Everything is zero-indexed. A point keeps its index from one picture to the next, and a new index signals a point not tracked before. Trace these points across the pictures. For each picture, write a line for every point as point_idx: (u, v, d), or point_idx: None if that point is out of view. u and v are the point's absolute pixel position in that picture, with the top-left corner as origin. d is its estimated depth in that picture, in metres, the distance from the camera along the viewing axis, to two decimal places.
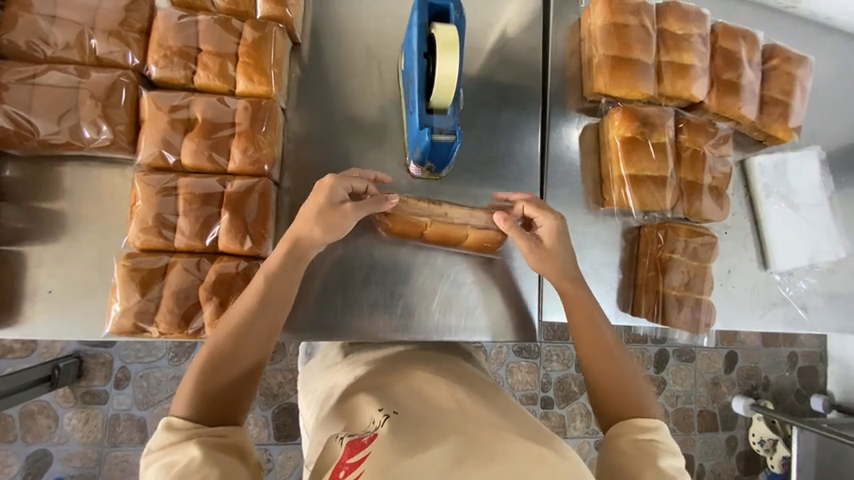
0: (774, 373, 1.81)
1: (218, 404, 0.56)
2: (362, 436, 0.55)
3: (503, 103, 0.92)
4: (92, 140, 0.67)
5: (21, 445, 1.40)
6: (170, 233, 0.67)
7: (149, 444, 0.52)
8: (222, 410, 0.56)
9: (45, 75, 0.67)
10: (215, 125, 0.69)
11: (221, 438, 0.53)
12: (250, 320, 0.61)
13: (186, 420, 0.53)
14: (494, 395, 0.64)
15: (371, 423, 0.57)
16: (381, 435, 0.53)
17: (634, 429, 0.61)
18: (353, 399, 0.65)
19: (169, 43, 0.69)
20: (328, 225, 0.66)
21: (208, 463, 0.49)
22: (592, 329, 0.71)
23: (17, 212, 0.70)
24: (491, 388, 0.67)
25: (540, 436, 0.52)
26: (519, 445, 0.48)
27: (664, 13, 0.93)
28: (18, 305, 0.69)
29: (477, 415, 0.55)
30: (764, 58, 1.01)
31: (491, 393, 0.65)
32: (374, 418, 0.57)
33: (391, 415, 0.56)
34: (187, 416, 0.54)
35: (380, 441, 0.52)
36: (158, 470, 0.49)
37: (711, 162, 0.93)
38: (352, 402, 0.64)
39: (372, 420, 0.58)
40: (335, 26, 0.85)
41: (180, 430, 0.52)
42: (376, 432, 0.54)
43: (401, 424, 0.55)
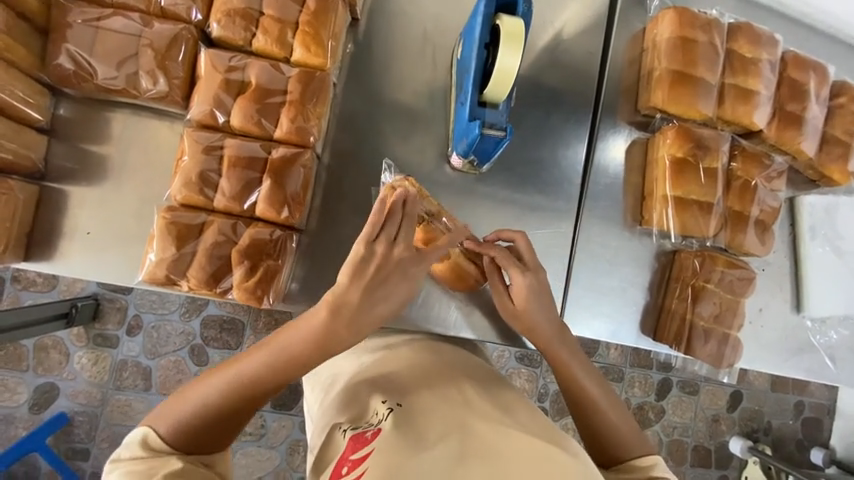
0: (778, 419, 1.76)
1: (201, 440, 0.52)
2: (366, 430, 0.55)
3: (553, 105, 0.90)
4: (148, 89, 0.68)
5: (33, 376, 1.45)
6: (211, 192, 0.68)
7: (122, 450, 0.50)
8: (206, 439, 0.53)
9: (110, 20, 0.68)
10: (267, 91, 0.69)
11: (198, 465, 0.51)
12: (268, 376, 0.54)
13: (163, 442, 0.50)
14: (498, 389, 0.63)
15: (374, 416, 0.57)
16: (384, 432, 0.53)
17: (638, 470, 0.62)
18: (356, 386, 0.64)
19: (234, 3, 0.69)
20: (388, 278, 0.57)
21: None
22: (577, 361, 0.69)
23: (65, 150, 0.72)
24: (496, 381, 0.66)
25: (549, 434, 0.51)
26: (524, 446, 0.47)
27: (735, 33, 0.89)
28: (56, 241, 0.71)
29: (480, 412, 0.54)
30: (832, 94, 0.95)
31: (494, 386, 0.64)
32: (377, 410, 0.57)
33: (395, 409, 0.56)
34: (166, 439, 0.51)
35: (385, 437, 0.52)
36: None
37: (761, 195, 0.89)
38: (356, 392, 0.63)
39: (376, 411, 0.58)
40: (395, 6, 0.84)
41: (158, 450, 0.50)
42: (380, 428, 0.54)
43: (407, 419, 0.55)
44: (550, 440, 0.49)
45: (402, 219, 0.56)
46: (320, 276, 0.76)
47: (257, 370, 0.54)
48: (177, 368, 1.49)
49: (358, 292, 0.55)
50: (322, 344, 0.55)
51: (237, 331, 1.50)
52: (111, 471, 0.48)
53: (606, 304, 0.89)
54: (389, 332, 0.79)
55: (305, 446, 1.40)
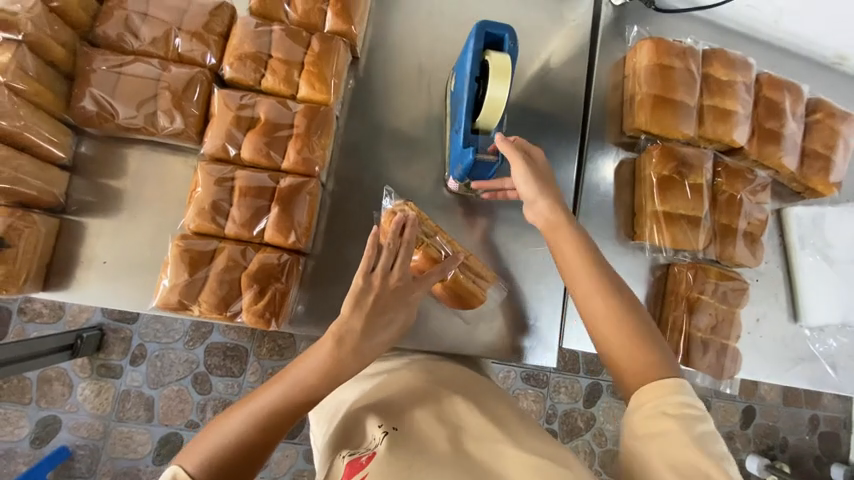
0: (793, 435, 1.72)
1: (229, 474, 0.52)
2: (361, 455, 0.57)
3: (543, 130, 0.95)
4: (165, 127, 0.73)
5: (35, 409, 1.45)
6: (223, 220, 0.72)
7: None
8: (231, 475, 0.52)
9: (132, 65, 0.74)
10: (275, 125, 0.74)
11: None
12: (288, 405, 0.56)
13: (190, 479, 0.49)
14: (496, 406, 0.67)
15: (371, 441, 0.59)
16: (378, 456, 0.55)
17: (659, 396, 0.53)
18: (357, 414, 0.65)
19: (245, 48, 0.75)
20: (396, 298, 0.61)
21: None
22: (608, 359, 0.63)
23: (84, 185, 0.76)
24: (496, 399, 0.69)
25: (552, 453, 0.57)
26: (516, 461, 0.55)
27: (709, 59, 0.95)
28: (73, 272, 0.74)
29: (475, 433, 0.59)
30: (808, 111, 1.01)
31: (488, 402, 0.68)
32: (374, 435, 0.59)
33: (390, 433, 0.58)
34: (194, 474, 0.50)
35: (379, 461, 0.54)
36: None
37: (747, 208, 0.93)
38: (356, 420, 0.65)
39: (372, 436, 0.60)
40: (392, 45, 0.90)
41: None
42: (375, 452, 0.56)
43: (402, 444, 0.57)
44: (540, 452, 0.56)
45: (401, 249, 0.60)
46: (325, 298, 0.79)
47: (276, 400, 0.56)
48: (180, 398, 1.49)
49: (359, 325, 0.58)
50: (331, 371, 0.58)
51: (241, 358, 1.51)
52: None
53: None
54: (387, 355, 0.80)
55: (310, 474, 1.38)
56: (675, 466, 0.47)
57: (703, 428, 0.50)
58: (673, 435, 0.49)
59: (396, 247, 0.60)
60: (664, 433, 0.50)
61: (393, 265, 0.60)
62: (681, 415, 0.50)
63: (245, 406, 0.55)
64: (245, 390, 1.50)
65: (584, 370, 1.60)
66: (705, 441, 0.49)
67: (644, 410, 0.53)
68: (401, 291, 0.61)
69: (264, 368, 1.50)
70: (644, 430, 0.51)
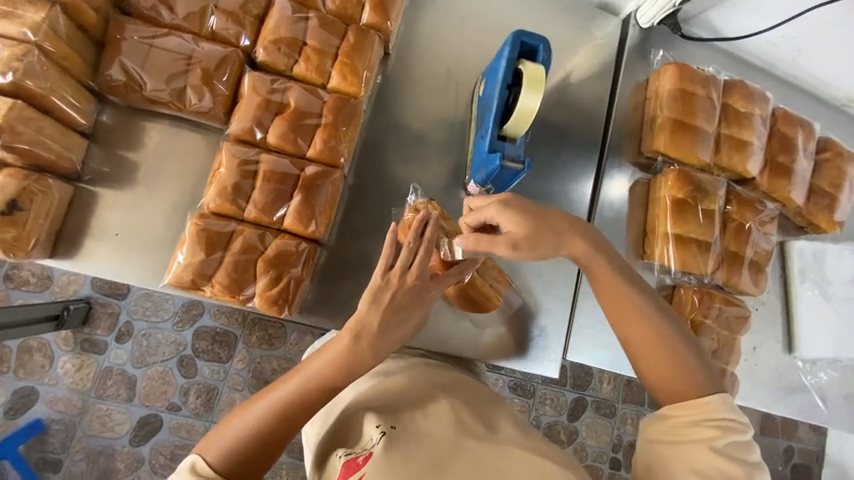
0: (768, 464, 1.76)
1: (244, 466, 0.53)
2: (358, 456, 0.57)
3: (563, 143, 0.97)
4: (192, 104, 0.73)
5: (12, 379, 1.41)
6: (243, 202, 0.71)
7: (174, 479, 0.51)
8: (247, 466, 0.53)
9: (164, 39, 0.73)
10: (304, 113, 0.74)
11: None
12: (304, 401, 0.55)
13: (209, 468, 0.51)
14: (501, 411, 0.67)
15: (367, 441, 0.58)
16: (375, 457, 0.55)
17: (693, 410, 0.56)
18: (354, 414, 0.64)
19: (281, 32, 0.75)
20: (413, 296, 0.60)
21: None
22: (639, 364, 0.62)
23: (102, 154, 0.75)
24: (497, 403, 0.69)
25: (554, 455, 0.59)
26: (517, 460, 0.56)
27: (730, 89, 0.97)
28: (81, 241, 0.72)
29: (474, 434, 0.59)
30: (818, 149, 1.04)
31: (487, 405, 0.68)
32: (371, 436, 0.58)
33: (387, 433, 0.58)
34: (212, 464, 0.52)
35: (375, 463, 0.54)
36: None
37: (754, 238, 0.95)
38: (354, 418, 0.63)
39: (369, 437, 0.59)
40: (423, 44, 0.91)
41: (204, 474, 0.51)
42: (371, 452, 0.56)
43: (400, 444, 0.57)
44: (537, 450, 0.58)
45: (421, 247, 0.60)
46: (336, 290, 0.78)
47: (293, 394, 0.55)
48: (164, 379, 1.46)
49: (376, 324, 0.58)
50: (347, 368, 0.57)
51: (231, 343, 1.49)
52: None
53: (606, 334, 0.92)
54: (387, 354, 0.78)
55: (290, 467, 1.37)
56: (699, 473, 0.52)
57: (734, 439, 0.54)
58: (702, 446, 0.53)
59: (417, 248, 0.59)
60: (693, 443, 0.54)
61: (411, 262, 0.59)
62: (716, 427, 0.54)
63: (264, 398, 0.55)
64: (231, 376, 1.47)
65: (571, 383, 1.61)
66: (730, 452, 0.53)
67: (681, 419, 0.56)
68: (418, 292, 0.60)
69: (254, 356, 1.48)
70: (669, 437, 0.56)
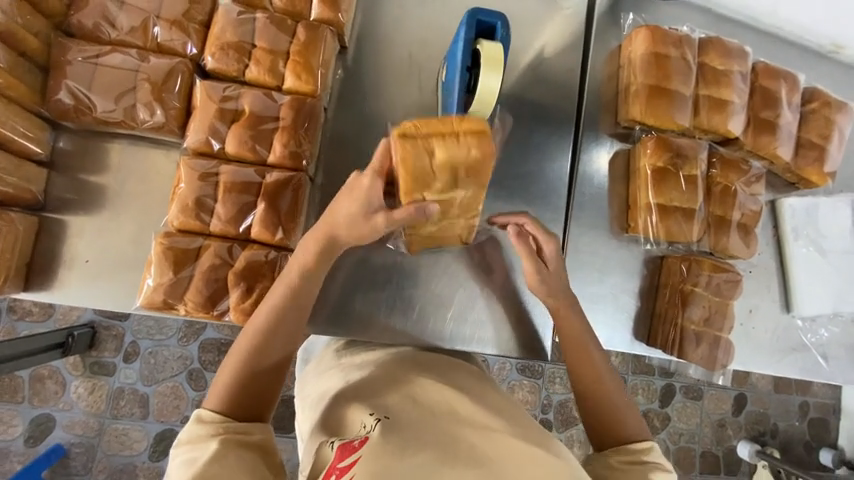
0: (784, 421, 1.75)
1: (244, 407, 0.59)
2: (353, 439, 0.56)
3: (537, 121, 0.94)
4: (146, 121, 0.71)
5: (28, 408, 1.44)
6: (208, 216, 0.70)
7: (179, 437, 0.55)
8: (248, 408, 0.59)
9: (108, 56, 0.71)
10: (260, 118, 0.72)
11: (245, 434, 0.56)
12: (280, 316, 0.64)
13: (214, 414, 0.57)
14: (486, 393, 0.68)
15: (361, 428, 0.58)
16: (372, 440, 0.54)
17: (637, 453, 0.66)
18: (344, 403, 0.64)
19: (227, 37, 0.72)
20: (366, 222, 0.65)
21: (227, 458, 0.53)
22: (581, 344, 0.74)
23: (64, 182, 0.74)
24: (484, 383, 0.71)
25: (536, 434, 0.59)
26: (507, 446, 0.56)
27: (705, 47, 0.93)
28: (56, 271, 0.72)
29: (467, 420, 0.60)
30: (804, 100, 0.99)
31: (476, 386, 0.69)
32: (365, 422, 0.59)
33: (382, 420, 0.58)
34: (216, 410, 0.58)
35: (373, 445, 0.54)
36: (182, 462, 0.53)
37: (741, 199, 0.92)
38: (342, 407, 0.64)
39: (362, 424, 0.59)
40: (381, 33, 0.87)
41: (208, 422, 0.56)
42: (368, 436, 0.55)
43: (394, 430, 0.56)
44: (533, 438, 0.57)
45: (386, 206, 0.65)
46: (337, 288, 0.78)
47: (269, 317, 0.64)
48: (175, 394, 1.48)
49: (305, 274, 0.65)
50: (286, 324, 0.64)
51: None
52: (175, 454, 0.54)
53: (597, 312, 0.91)
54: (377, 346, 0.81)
55: None
56: None
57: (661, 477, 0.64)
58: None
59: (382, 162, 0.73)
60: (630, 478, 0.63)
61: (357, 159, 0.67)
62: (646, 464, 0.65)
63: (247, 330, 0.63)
64: None
65: None
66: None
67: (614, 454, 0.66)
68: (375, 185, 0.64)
69: None
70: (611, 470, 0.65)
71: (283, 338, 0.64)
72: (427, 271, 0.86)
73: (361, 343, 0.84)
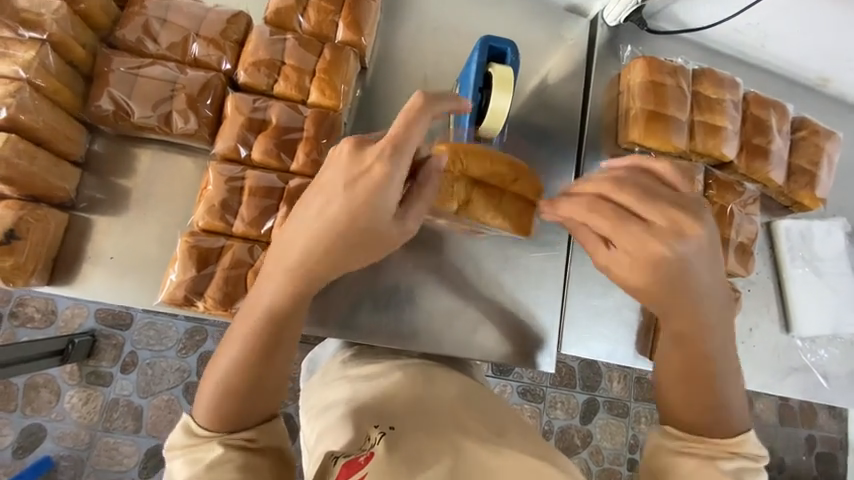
0: (790, 455, 1.71)
1: (238, 414, 0.56)
2: (359, 455, 0.56)
3: (541, 142, 0.99)
4: (179, 127, 0.76)
5: (20, 417, 1.42)
6: (231, 217, 0.74)
7: (175, 440, 0.56)
8: (244, 414, 0.57)
9: (149, 68, 0.77)
10: (286, 128, 0.77)
11: (248, 441, 0.56)
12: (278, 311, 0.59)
13: (208, 426, 0.56)
14: (489, 408, 0.67)
15: (366, 441, 0.58)
16: (378, 457, 0.55)
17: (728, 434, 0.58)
18: (346, 416, 0.62)
19: (260, 54, 0.79)
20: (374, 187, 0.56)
21: (229, 462, 0.53)
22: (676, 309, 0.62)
23: (94, 182, 0.77)
24: (488, 396, 0.71)
25: (542, 449, 0.60)
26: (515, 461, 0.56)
27: (700, 77, 1.00)
28: (78, 268, 0.75)
29: (471, 432, 0.60)
30: (794, 128, 1.05)
31: (473, 400, 0.68)
32: (369, 435, 0.59)
33: (387, 433, 0.58)
34: (209, 424, 0.56)
35: (379, 461, 0.54)
36: (183, 465, 0.54)
37: (738, 219, 0.97)
38: (345, 420, 0.62)
39: (367, 437, 0.59)
40: (398, 56, 0.94)
41: (205, 432, 0.56)
42: (373, 452, 0.56)
43: (399, 446, 0.57)
44: (537, 453, 0.59)
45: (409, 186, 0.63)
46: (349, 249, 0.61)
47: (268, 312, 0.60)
48: (170, 407, 1.46)
49: (285, 295, 0.59)
50: (281, 328, 0.60)
51: None
52: (172, 458, 0.55)
53: (599, 326, 0.93)
54: (383, 358, 0.78)
55: None
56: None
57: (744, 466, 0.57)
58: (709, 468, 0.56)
59: (396, 148, 0.54)
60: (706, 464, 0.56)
61: (342, 167, 0.56)
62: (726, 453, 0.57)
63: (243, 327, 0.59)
64: None
65: (580, 385, 1.60)
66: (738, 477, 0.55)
67: (698, 444, 0.58)
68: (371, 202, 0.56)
69: None
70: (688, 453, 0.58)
71: (277, 352, 0.60)
72: (435, 279, 0.88)
73: (368, 352, 0.80)
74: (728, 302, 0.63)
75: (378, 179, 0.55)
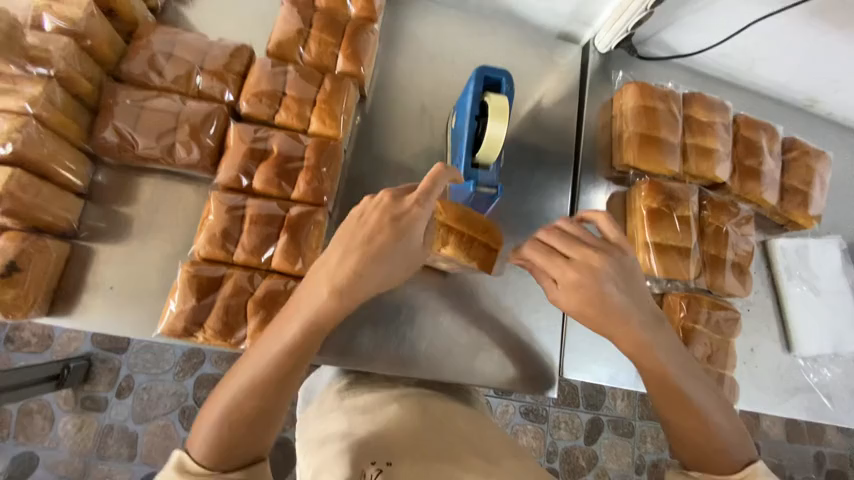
0: (800, 473, 1.67)
1: (234, 452, 0.56)
2: None
3: (537, 165, 1.01)
4: (182, 157, 0.78)
5: (12, 444, 1.38)
6: (232, 246, 0.74)
7: (163, 474, 0.54)
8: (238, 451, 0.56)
9: (154, 100, 0.79)
10: (287, 157, 0.79)
11: None
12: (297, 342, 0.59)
13: (199, 463, 0.55)
14: (488, 442, 0.66)
15: (361, 478, 0.56)
16: None
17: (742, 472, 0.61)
18: (342, 448, 0.61)
19: (262, 87, 0.81)
20: (399, 228, 0.61)
21: None
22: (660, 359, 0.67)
23: (96, 211, 0.78)
24: (487, 429, 0.70)
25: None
26: None
27: (690, 101, 1.03)
28: (78, 297, 0.75)
29: (469, 466, 0.59)
30: (785, 149, 1.08)
31: (470, 432, 0.67)
32: (365, 471, 0.56)
33: (384, 469, 0.57)
34: (201, 460, 0.55)
35: None
36: None
37: (733, 239, 0.98)
38: (340, 452, 0.60)
39: (361, 472, 0.57)
40: (396, 85, 0.97)
41: (195, 470, 0.54)
42: None
43: None
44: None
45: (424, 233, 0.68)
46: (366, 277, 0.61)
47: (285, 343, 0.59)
48: (166, 433, 1.43)
49: (303, 329, 0.59)
50: (295, 361, 0.59)
51: None
52: None
53: (600, 348, 0.92)
54: (379, 387, 0.77)
55: None
56: None
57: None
58: None
59: (428, 194, 0.61)
60: None
61: (377, 213, 0.61)
62: None
63: (259, 353, 0.59)
64: None
65: (584, 404, 1.57)
66: None
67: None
68: (395, 239, 0.61)
69: None
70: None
71: (287, 381, 0.59)
72: (435, 304, 0.88)
73: (365, 381, 0.79)
74: (690, 359, 0.69)
75: (413, 218, 0.62)
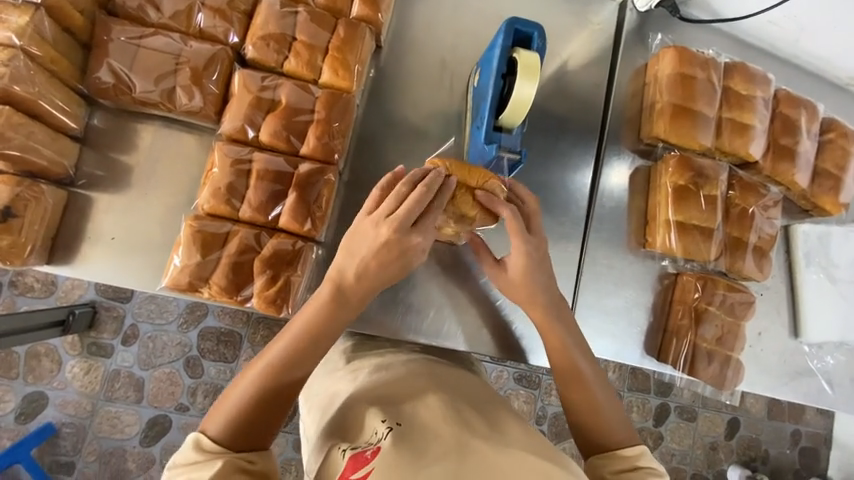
0: (775, 448, 1.75)
1: (250, 436, 0.55)
2: (366, 448, 0.54)
3: (561, 133, 0.95)
4: (183, 104, 0.72)
5: (21, 384, 1.42)
6: (238, 202, 0.71)
7: (176, 457, 0.52)
8: (253, 433, 0.55)
9: (151, 38, 0.72)
10: (296, 110, 0.73)
11: (249, 464, 0.53)
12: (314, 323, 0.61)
13: (215, 442, 0.53)
14: (495, 410, 0.64)
15: (373, 435, 0.56)
16: (384, 450, 0.52)
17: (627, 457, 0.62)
18: (357, 409, 0.61)
19: (269, 29, 0.74)
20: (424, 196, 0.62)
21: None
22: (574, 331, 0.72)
23: (94, 158, 0.74)
24: (494, 400, 0.68)
25: (540, 448, 0.56)
26: (519, 462, 0.51)
27: (731, 71, 0.95)
28: (79, 246, 0.72)
29: (478, 433, 0.55)
30: (822, 130, 1.01)
31: (488, 404, 0.65)
32: (376, 429, 0.56)
33: (393, 428, 0.55)
34: (217, 439, 0.54)
35: (385, 454, 0.51)
36: None
37: (758, 222, 0.94)
38: (358, 413, 0.61)
39: (375, 431, 0.56)
40: (415, 36, 0.89)
41: (210, 451, 0.52)
42: (380, 446, 0.53)
43: (407, 440, 0.53)
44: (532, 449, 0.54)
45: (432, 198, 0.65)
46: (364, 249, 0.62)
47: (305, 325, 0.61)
48: (171, 380, 1.46)
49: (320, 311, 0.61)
50: (313, 341, 0.60)
51: (235, 344, 1.49)
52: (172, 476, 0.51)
53: (608, 324, 0.92)
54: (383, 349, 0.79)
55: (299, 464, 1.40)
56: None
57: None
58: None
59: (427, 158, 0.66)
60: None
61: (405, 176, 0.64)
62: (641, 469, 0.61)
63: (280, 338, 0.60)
64: None
65: None
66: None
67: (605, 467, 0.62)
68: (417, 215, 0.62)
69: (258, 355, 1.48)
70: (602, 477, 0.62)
71: (304, 362, 0.60)
72: (445, 273, 0.87)
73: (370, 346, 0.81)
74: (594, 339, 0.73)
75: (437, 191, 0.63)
